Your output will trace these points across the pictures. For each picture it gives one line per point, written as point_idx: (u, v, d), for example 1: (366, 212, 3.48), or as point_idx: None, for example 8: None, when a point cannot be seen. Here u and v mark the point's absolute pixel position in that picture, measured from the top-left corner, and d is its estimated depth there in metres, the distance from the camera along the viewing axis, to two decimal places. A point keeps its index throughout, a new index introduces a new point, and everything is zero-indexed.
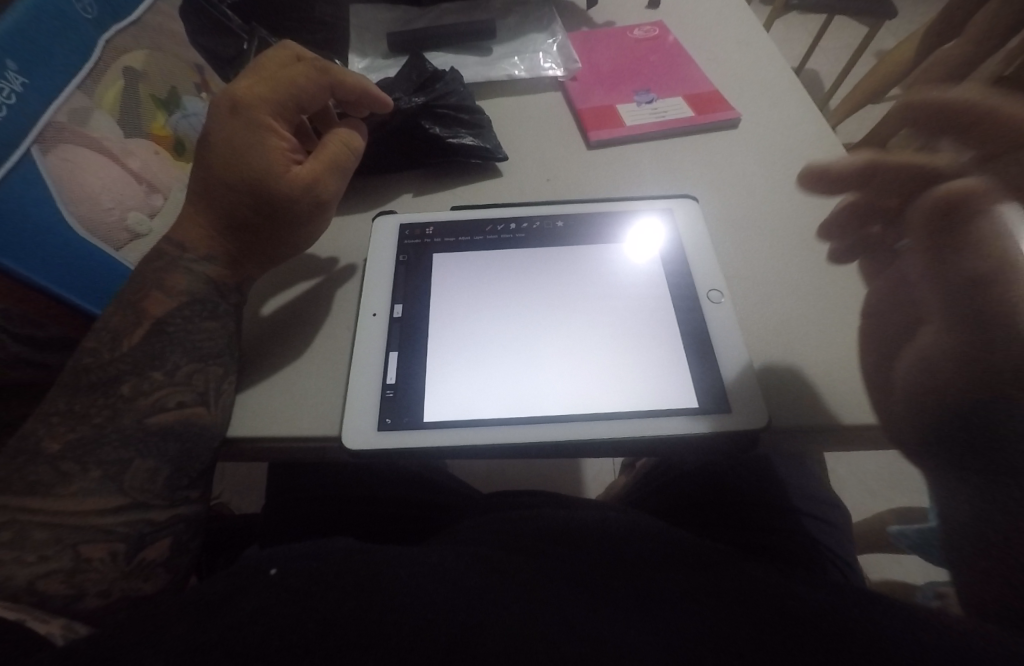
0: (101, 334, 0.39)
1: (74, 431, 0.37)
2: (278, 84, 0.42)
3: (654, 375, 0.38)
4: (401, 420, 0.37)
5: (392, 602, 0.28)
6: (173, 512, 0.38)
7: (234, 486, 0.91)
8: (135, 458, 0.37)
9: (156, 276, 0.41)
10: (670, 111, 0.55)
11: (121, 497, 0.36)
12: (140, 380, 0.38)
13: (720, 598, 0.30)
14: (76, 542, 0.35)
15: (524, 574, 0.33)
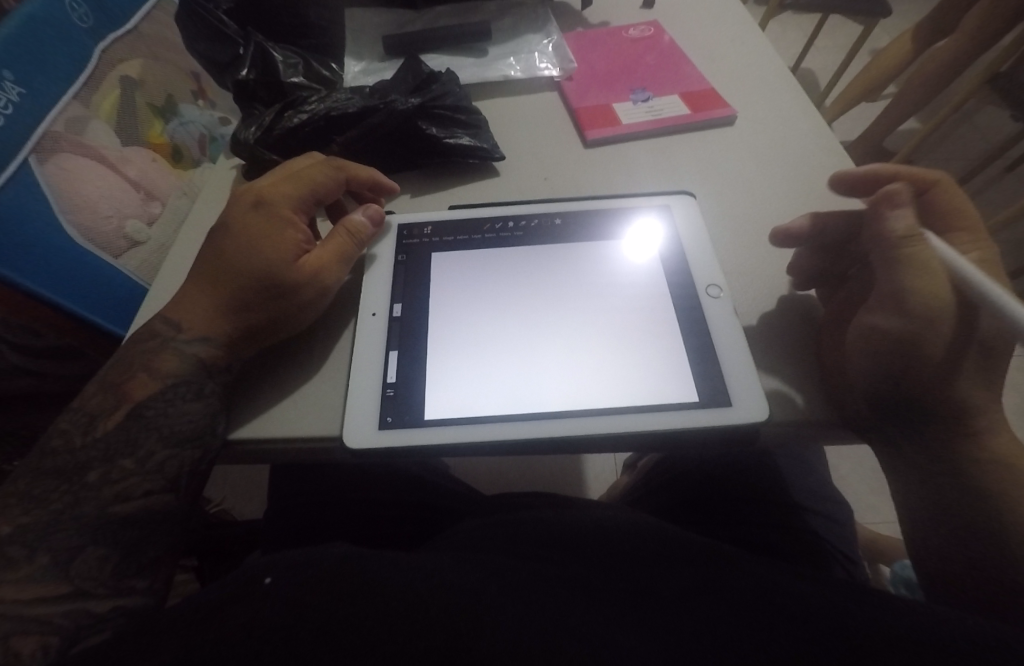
0: (77, 416, 0.37)
1: (30, 515, 0.34)
2: (300, 180, 0.43)
3: (654, 371, 0.38)
4: (402, 419, 0.37)
5: (388, 603, 0.28)
6: (116, 602, 0.34)
7: (235, 493, 0.91)
8: (89, 544, 0.34)
9: (143, 356, 0.38)
10: (665, 109, 0.55)
11: (67, 585, 0.33)
12: (108, 467, 0.35)
13: (716, 598, 0.30)
14: (11, 633, 0.30)
15: (522, 576, 0.32)
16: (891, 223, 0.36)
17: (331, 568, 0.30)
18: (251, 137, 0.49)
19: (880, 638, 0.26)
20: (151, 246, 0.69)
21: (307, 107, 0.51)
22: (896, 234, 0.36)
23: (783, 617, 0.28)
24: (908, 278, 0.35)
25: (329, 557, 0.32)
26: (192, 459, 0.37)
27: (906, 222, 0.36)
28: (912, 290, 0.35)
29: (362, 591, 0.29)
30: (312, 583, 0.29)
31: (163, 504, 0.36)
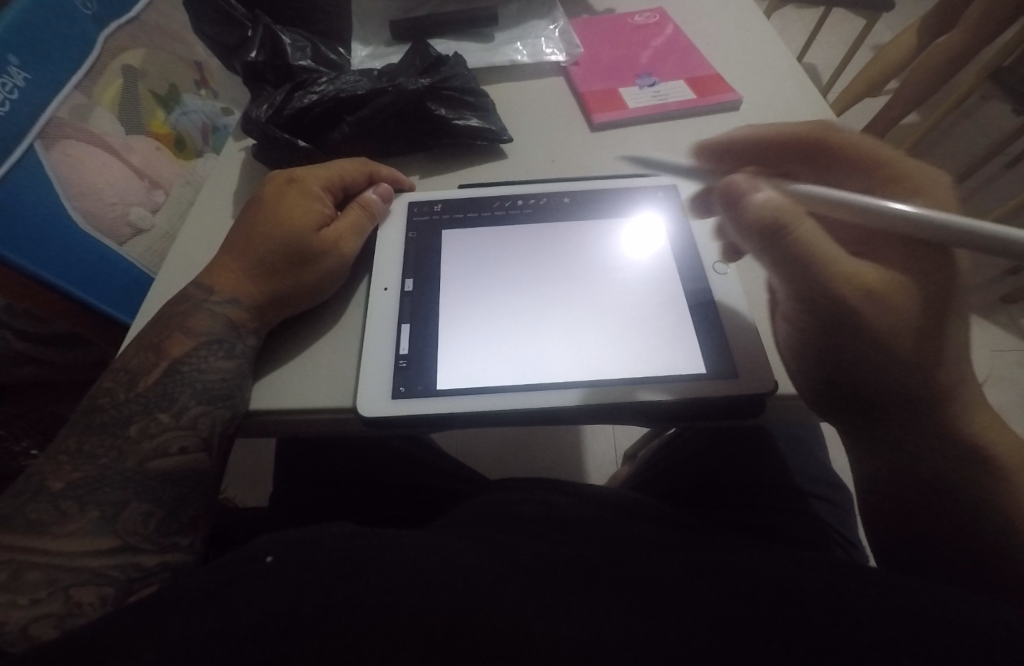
0: (120, 375, 0.37)
1: (79, 471, 0.34)
2: (331, 167, 0.45)
3: (662, 345, 0.38)
4: (415, 389, 0.37)
5: (389, 579, 0.27)
6: (163, 558, 0.34)
7: (241, 481, 0.91)
8: (132, 500, 0.34)
9: (178, 318, 0.39)
10: (671, 94, 0.56)
11: (114, 538, 0.33)
12: (147, 421, 0.36)
13: (720, 577, 0.29)
14: (68, 585, 0.31)
15: (524, 555, 0.31)
16: (745, 213, 0.34)
17: (333, 549, 0.29)
18: (263, 116, 0.50)
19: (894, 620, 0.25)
20: (155, 233, 0.70)
21: (317, 88, 0.51)
22: (762, 225, 0.33)
23: (799, 601, 0.27)
24: (793, 268, 0.34)
25: (331, 535, 0.30)
26: (224, 418, 0.37)
27: (762, 206, 0.33)
28: (809, 283, 0.33)
29: (360, 573, 0.27)
30: (315, 563, 0.28)
31: (198, 462, 0.36)
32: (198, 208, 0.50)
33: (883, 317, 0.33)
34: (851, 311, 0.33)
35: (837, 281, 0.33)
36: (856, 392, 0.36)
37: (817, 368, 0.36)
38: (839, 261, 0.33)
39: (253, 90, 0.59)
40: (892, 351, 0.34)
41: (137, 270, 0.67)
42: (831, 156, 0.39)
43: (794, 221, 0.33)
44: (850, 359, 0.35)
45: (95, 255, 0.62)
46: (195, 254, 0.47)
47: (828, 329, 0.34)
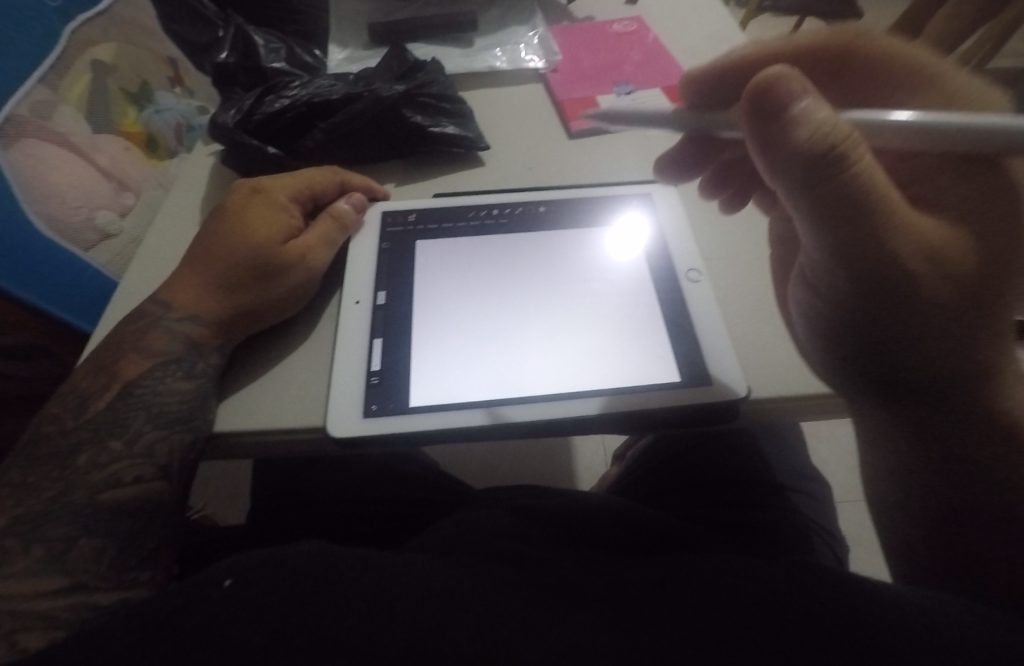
0: (68, 401, 0.36)
1: (23, 505, 0.32)
2: (300, 177, 0.44)
3: (637, 355, 0.38)
4: (387, 406, 0.36)
5: (348, 608, 0.26)
6: (120, 595, 0.32)
7: (217, 497, 0.88)
8: (81, 536, 0.32)
9: (133, 338, 0.37)
10: (648, 102, 0.56)
11: (64, 578, 0.31)
12: (98, 450, 0.34)
13: (688, 585, 0.28)
14: (12, 631, 0.28)
15: (491, 573, 0.30)
16: (794, 136, 0.29)
17: (293, 569, 0.28)
18: (230, 122, 0.48)
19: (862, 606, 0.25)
20: (123, 238, 0.68)
21: (289, 93, 0.50)
22: (815, 153, 0.29)
23: (767, 607, 0.25)
24: (845, 212, 0.30)
25: (296, 556, 0.29)
26: (184, 443, 0.35)
27: (811, 131, 0.29)
28: (859, 233, 0.30)
29: (316, 596, 0.26)
30: (272, 587, 0.26)
31: (156, 491, 0.35)
32: (160, 217, 0.48)
33: (944, 273, 0.30)
34: (906, 259, 0.30)
35: (889, 224, 0.30)
36: (897, 354, 0.33)
37: (852, 325, 0.34)
38: (896, 204, 0.30)
39: (222, 92, 0.56)
40: (949, 298, 0.31)
41: (101, 275, 0.64)
42: (865, 63, 0.37)
43: (851, 147, 0.29)
44: (897, 313, 0.32)
45: (56, 261, 0.59)
46: (158, 266, 0.45)
47: (875, 286, 0.31)
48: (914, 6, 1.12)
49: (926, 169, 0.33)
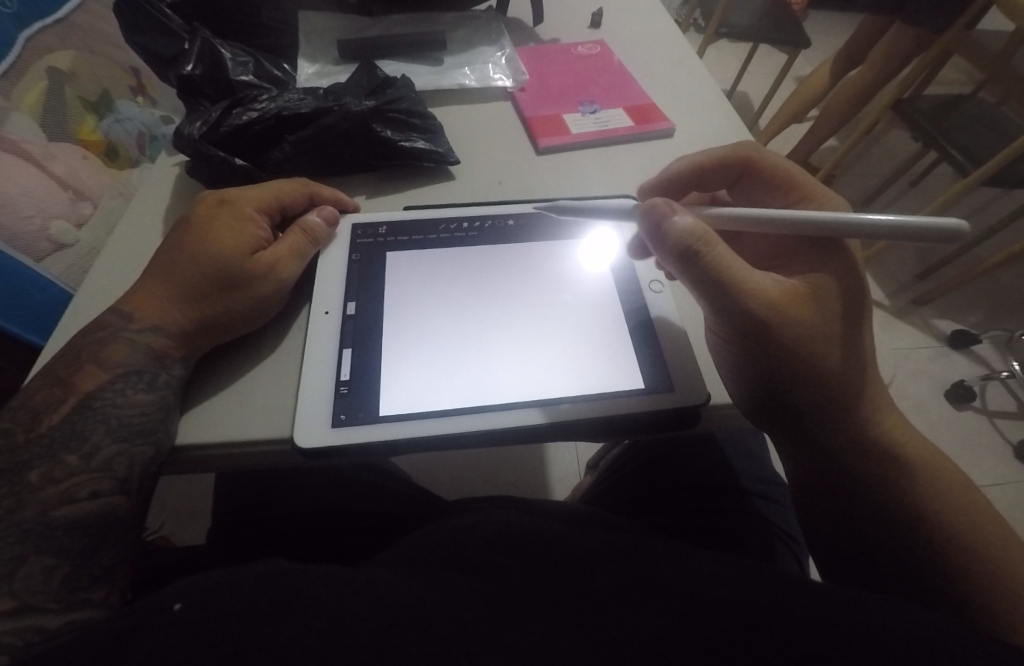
0: (20, 413, 0.34)
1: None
2: (268, 187, 0.44)
3: (602, 363, 0.39)
4: (356, 416, 0.36)
5: (307, 630, 0.25)
6: (68, 617, 0.30)
7: (176, 515, 0.85)
8: (31, 554, 0.31)
9: (91, 349, 0.36)
10: (611, 121, 0.58)
11: (9, 600, 0.30)
12: (51, 466, 0.33)
13: (649, 592, 0.29)
14: None
15: (459, 584, 0.30)
16: (667, 234, 0.37)
17: (252, 590, 0.27)
18: (195, 133, 0.47)
19: (812, 619, 0.26)
20: (80, 248, 0.66)
21: (257, 105, 0.50)
22: (684, 243, 0.37)
23: (726, 616, 0.26)
24: (715, 283, 0.37)
25: (254, 575, 0.28)
26: (145, 457, 0.34)
27: (680, 227, 0.37)
28: (731, 298, 0.37)
29: (277, 617, 0.26)
30: (232, 612, 0.26)
31: (114, 506, 0.34)
32: (119, 229, 0.47)
33: (803, 326, 0.38)
34: (773, 321, 0.37)
35: (754, 294, 0.37)
36: (789, 399, 0.39)
37: (752, 379, 0.39)
38: (754, 276, 0.38)
39: (187, 104, 0.56)
40: (814, 352, 0.38)
41: (56, 287, 0.62)
42: (760, 171, 0.46)
43: (708, 241, 0.37)
44: (778, 364, 0.38)
45: (10, 275, 0.58)
46: (117, 278, 0.44)
47: (752, 338, 0.38)
48: (858, 37, 1.20)
49: (796, 249, 0.41)
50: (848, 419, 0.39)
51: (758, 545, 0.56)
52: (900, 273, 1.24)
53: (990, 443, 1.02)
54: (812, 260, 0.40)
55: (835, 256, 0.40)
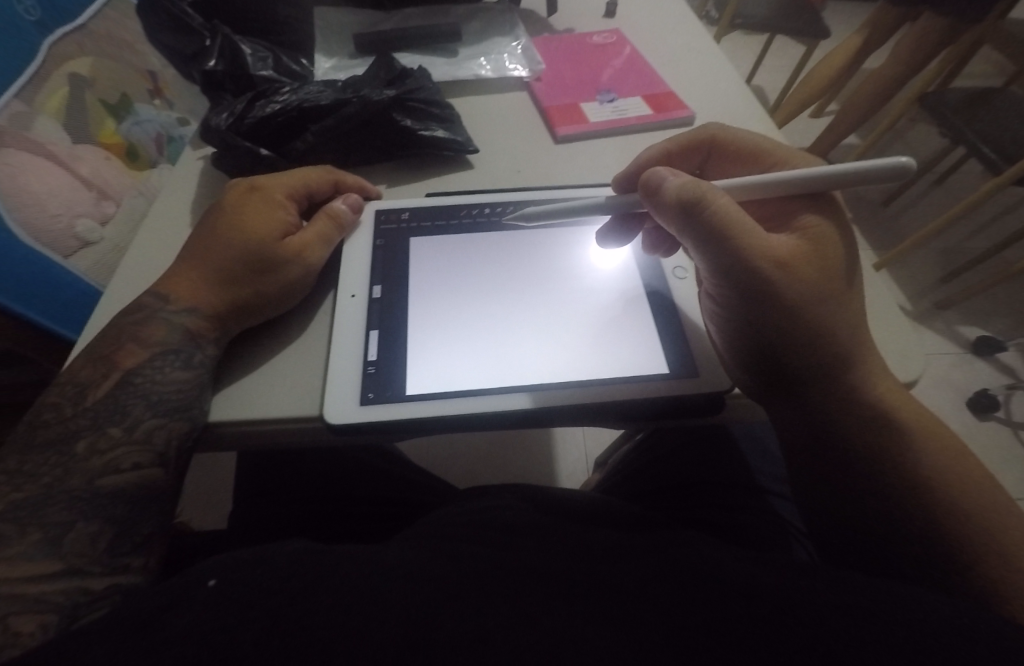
0: (66, 388, 0.36)
1: (21, 491, 0.32)
2: (295, 175, 0.45)
3: (625, 346, 0.40)
4: (383, 395, 0.37)
5: (337, 603, 0.25)
6: (113, 580, 0.32)
7: (197, 503, 0.87)
8: (79, 520, 0.32)
9: (131, 329, 0.38)
10: (629, 109, 0.58)
11: (59, 562, 0.31)
12: (96, 437, 0.34)
13: (670, 584, 0.28)
14: (7, 613, 0.29)
15: (484, 565, 0.30)
16: (668, 196, 0.38)
17: (284, 567, 0.27)
18: (223, 125, 0.49)
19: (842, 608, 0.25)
20: (105, 245, 0.64)
21: (280, 97, 0.51)
22: (685, 201, 0.37)
23: (766, 608, 0.26)
24: (717, 239, 0.36)
25: (284, 554, 0.28)
26: (182, 432, 0.35)
27: (678, 187, 0.37)
28: (733, 252, 0.36)
29: (312, 592, 0.26)
30: (265, 584, 0.26)
31: (153, 478, 0.35)
32: (150, 218, 0.49)
33: (804, 279, 0.37)
34: (775, 274, 0.36)
35: (757, 247, 0.36)
36: (787, 361, 0.38)
37: (751, 338, 0.38)
38: (756, 229, 0.37)
39: (211, 98, 0.57)
40: (818, 307, 0.37)
41: (85, 284, 0.61)
42: (721, 150, 0.46)
43: (708, 196, 0.36)
44: (781, 320, 0.37)
45: (36, 269, 0.56)
46: (150, 265, 0.45)
47: (755, 295, 0.37)
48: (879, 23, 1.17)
49: (780, 209, 0.41)
50: (850, 387, 0.38)
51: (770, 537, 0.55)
52: (922, 275, 1.22)
53: (1014, 453, 1.00)
54: (798, 218, 0.40)
55: (824, 210, 0.40)
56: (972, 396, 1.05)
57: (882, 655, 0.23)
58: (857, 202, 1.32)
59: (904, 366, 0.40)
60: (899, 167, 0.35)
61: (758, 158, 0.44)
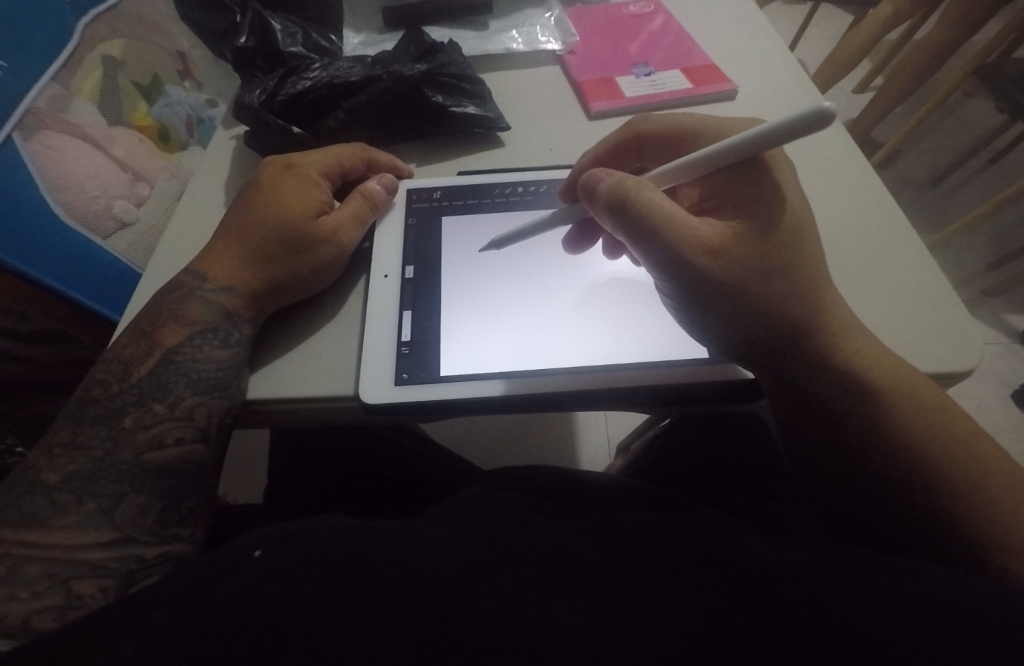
0: (113, 364, 0.37)
1: (74, 463, 0.33)
2: (328, 153, 0.44)
3: (661, 331, 0.39)
4: (418, 376, 0.37)
5: (375, 580, 0.25)
6: (163, 549, 0.33)
7: (233, 477, 0.89)
8: (130, 492, 0.33)
9: (171, 307, 0.38)
10: (668, 83, 0.56)
11: (113, 531, 0.32)
12: (143, 412, 0.35)
13: (704, 571, 0.27)
14: (67, 577, 0.30)
15: (516, 545, 0.29)
16: (599, 197, 0.37)
17: (321, 541, 0.27)
18: (255, 102, 0.49)
19: (896, 592, 0.24)
20: (139, 228, 0.63)
21: (311, 73, 0.50)
22: (612, 200, 0.36)
23: (802, 589, 0.25)
24: (648, 235, 0.35)
25: (320, 529, 0.28)
26: (222, 408, 0.36)
27: (605, 188, 0.36)
28: (665, 246, 0.35)
29: (351, 565, 0.26)
30: (307, 557, 0.26)
31: (196, 453, 0.35)
32: (185, 198, 0.49)
33: (739, 267, 0.35)
34: (709, 262, 0.35)
35: (687, 237, 0.35)
36: (744, 352, 0.36)
37: (704, 331, 0.36)
38: (686, 220, 0.35)
39: (243, 76, 0.57)
40: (760, 293, 0.35)
41: (122, 264, 0.61)
42: (654, 139, 0.43)
43: (634, 190, 0.35)
44: (726, 313, 0.35)
45: (78, 250, 0.56)
46: (187, 245, 0.46)
47: (694, 291, 0.35)
48: None
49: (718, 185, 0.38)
50: (804, 378, 0.36)
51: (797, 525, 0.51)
52: (969, 260, 1.16)
53: None
54: (736, 190, 0.37)
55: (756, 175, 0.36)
56: (1018, 391, 1.00)
57: (943, 645, 0.22)
58: (901, 183, 1.26)
59: (959, 354, 0.38)
60: (815, 115, 0.28)
61: (688, 134, 0.41)
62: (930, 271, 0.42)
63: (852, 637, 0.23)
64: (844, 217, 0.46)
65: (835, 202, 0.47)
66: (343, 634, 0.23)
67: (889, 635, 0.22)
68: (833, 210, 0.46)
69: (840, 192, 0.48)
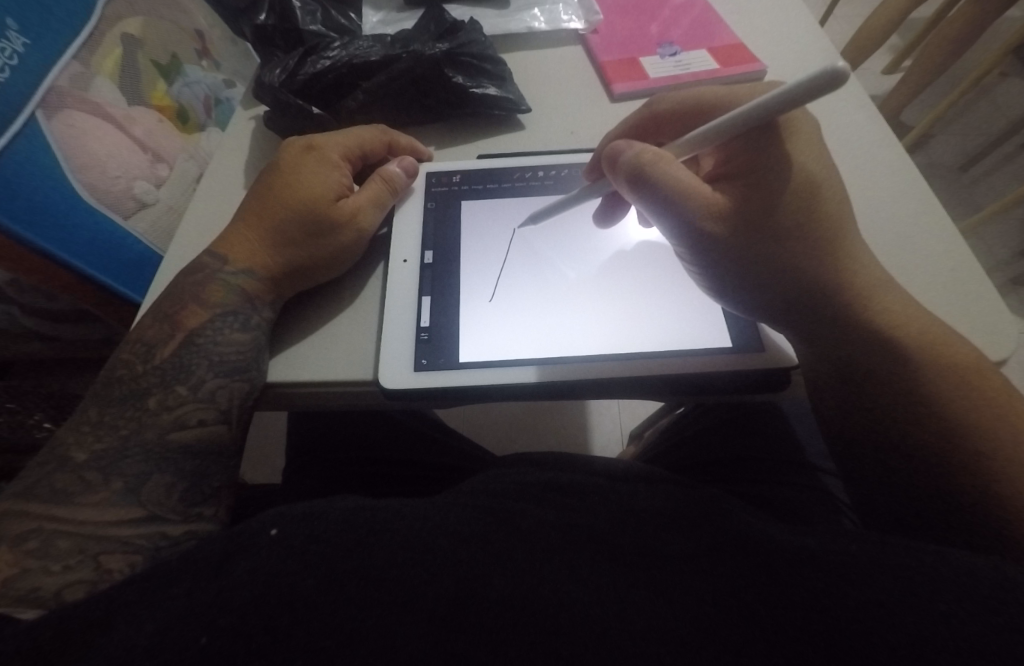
0: (136, 346, 0.37)
1: (101, 442, 0.34)
2: (348, 134, 0.44)
3: (683, 318, 0.38)
4: (436, 361, 0.37)
5: (389, 560, 0.25)
6: (188, 527, 0.34)
7: (252, 456, 0.91)
8: (155, 471, 0.34)
9: (192, 289, 0.38)
10: (694, 63, 0.54)
11: (139, 509, 0.33)
12: (165, 394, 0.35)
13: (721, 553, 0.27)
14: (97, 552, 0.31)
15: (530, 525, 0.29)
16: (615, 169, 0.36)
17: (338, 521, 0.27)
18: (275, 82, 0.48)
19: (919, 575, 0.24)
20: (160, 209, 0.64)
21: (330, 53, 0.49)
22: (627, 171, 0.35)
23: (817, 569, 0.25)
24: (662, 206, 0.35)
25: (336, 507, 0.29)
26: (243, 391, 0.36)
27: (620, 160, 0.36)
28: (679, 216, 0.35)
29: (366, 544, 0.26)
30: (323, 537, 0.26)
31: (218, 434, 0.36)
32: (205, 179, 0.49)
33: (755, 234, 0.34)
34: (723, 230, 0.35)
35: (701, 203, 0.35)
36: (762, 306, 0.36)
37: (721, 297, 0.37)
38: (701, 189, 0.35)
39: (262, 56, 0.57)
40: (777, 262, 0.35)
41: (144, 247, 0.62)
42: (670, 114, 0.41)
43: (650, 158, 0.35)
44: (740, 282, 0.35)
45: (101, 231, 0.57)
46: (207, 227, 0.46)
47: (709, 255, 0.35)
48: None
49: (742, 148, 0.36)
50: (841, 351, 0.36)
51: (815, 513, 0.50)
52: (1002, 249, 1.12)
53: None
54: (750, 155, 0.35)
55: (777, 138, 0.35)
56: None
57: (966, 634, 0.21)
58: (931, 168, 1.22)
59: (995, 345, 0.37)
60: (826, 75, 0.26)
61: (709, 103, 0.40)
62: (964, 258, 0.41)
63: (869, 626, 0.22)
64: (875, 201, 0.44)
65: (866, 186, 0.45)
66: (362, 613, 0.23)
67: (907, 620, 0.22)
68: (862, 194, 0.45)
69: (870, 174, 0.46)
